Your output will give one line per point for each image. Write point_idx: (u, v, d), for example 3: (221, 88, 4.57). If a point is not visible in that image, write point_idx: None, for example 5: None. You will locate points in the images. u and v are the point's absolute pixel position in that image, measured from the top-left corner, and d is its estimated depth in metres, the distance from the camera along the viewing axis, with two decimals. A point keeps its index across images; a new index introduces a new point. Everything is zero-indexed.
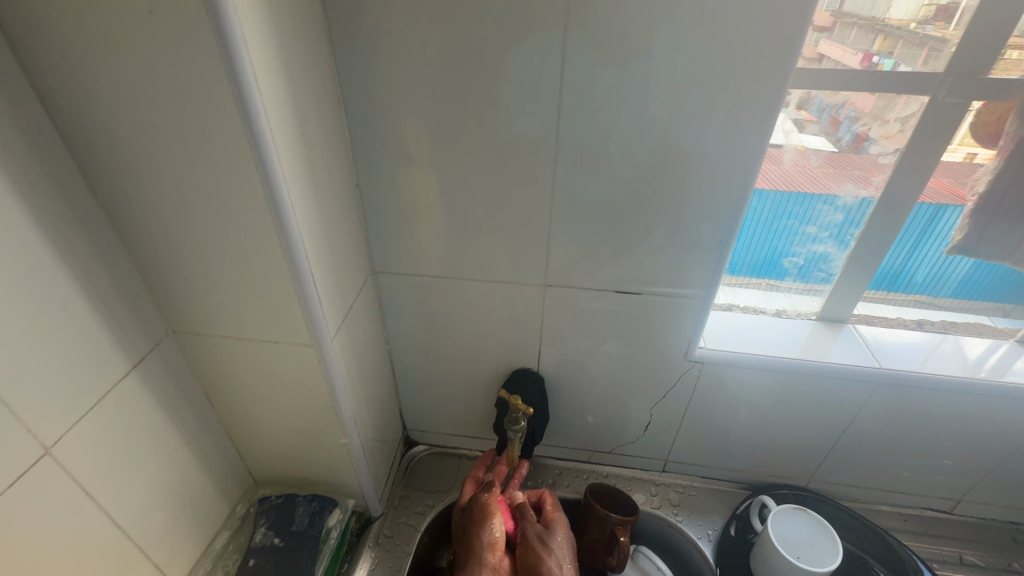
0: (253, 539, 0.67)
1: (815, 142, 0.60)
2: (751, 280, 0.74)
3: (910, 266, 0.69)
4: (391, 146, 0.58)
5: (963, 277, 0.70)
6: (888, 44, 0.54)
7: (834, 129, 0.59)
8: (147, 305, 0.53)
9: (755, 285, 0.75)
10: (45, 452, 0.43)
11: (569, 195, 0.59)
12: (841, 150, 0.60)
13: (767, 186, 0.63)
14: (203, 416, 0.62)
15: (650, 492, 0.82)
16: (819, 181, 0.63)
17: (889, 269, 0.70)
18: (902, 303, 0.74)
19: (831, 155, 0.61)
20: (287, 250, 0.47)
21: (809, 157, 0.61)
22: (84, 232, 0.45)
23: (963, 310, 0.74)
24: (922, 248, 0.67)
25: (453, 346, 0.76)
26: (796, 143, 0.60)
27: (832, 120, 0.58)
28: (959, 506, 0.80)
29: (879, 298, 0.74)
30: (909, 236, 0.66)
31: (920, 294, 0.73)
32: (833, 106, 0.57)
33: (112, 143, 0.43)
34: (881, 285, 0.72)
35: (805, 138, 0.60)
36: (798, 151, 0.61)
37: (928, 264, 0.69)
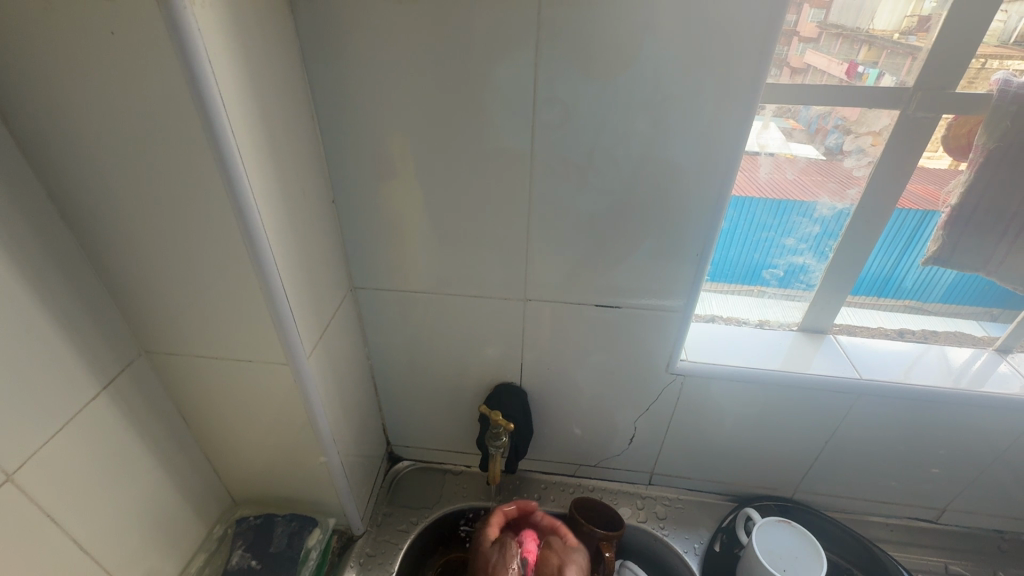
0: (229, 562, 0.65)
1: (804, 150, 0.60)
2: (741, 287, 0.75)
3: (899, 271, 0.70)
4: (368, 162, 0.58)
5: (950, 282, 0.71)
6: (873, 54, 0.55)
7: (822, 137, 0.59)
8: (118, 324, 0.52)
9: (745, 292, 0.75)
10: (7, 479, 0.42)
11: (547, 210, 0.59)
12: (825, 158, 0.61)
13: (753, 194, 0.64)
14: (178, 436, 0.61)
15: (637, 505, 0.82)
16: (806, 188, 0.63)
17: (877, 276, 0.71)
18: (892, 309, 0.75)
19: (820, 163, 0.61)
20: (259, 269, 0.47)
21: (798, 166, 0.62)
22: (51, 252, 0.44)
23: (952, 314, 0.75)
24: (908, 255, 0.68)
25: (436, 360, 0.75)
26: (784, 151, 0.60)
27: (820, 129, 0.58)
28: (944, 515, 0.80)
29: (869, 303, 0.75)
30: (897, 240, 0.66)
31: (909, 299, 0.74)
32: (820, 115, 0.57)
33: (78, 164, 0.42)
34: (870, 291, 0.73)
35: (793, 146, 0.60)
36: (788, 159, 0.61)
37: (916, 269, 0.70)
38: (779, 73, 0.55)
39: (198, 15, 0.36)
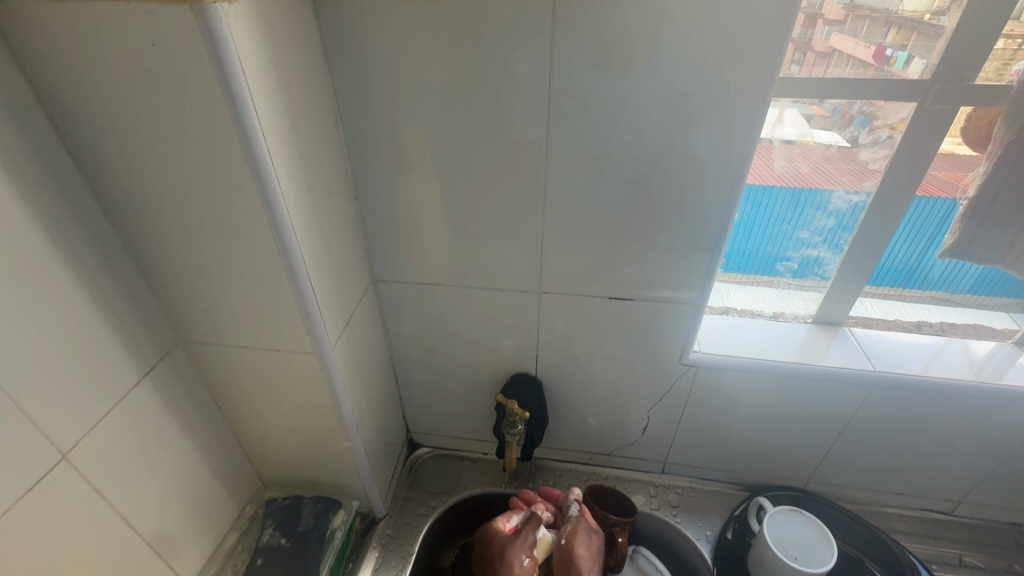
0: (261, 539, 0.69)
1: (825, 137, 0.60)
2: (761, 278, 0.74)
3: (926, 262, 0.69)
4: (388, 158, 0.60)
5: (980, 274, 0.70)
6: (902, 36, 0.54)
7: (846, 124, 0.59)
8: (155, 314, 0.55)
9: (765, 283, 0.75)
10: (62, 457, 0.46)
11: (562, 204, 0.60)
12: (849, 146, 0.60)
13: (775, 182, 0.64)
14: (212, 421, 0.64)
15: (649, 493, 0.83)
16: (830, 176, 0.62)
17: (904, 265, 0.70)
18: (918, 300, 0.74)
19: (841, 150, 0.61)
20: (287, 263, 0.49)
21: (818, 153, 0.61)
22: (94, 246, 0.47)
23: (982, 305, 0.73)
24: (934, 246, 0.67)
25: (453, 350, 0.78)
26: (805, 138, 0.60)
27: (845, 115, 0.58)
28: (959, 507, 0.79)
29: (895, 293, 0.74)
30: (923, 231, 0.65)
31: (937, 290, 0.73)
32: (845, 102, 0.57)
33: (120, 165, 0.45)
34: (897, 281, 0.72)
35: (815, 133, 0.60)
36: (808, 146, 0.61)
37: (943, 260, 0.69)
38: (802, 59, 0.54)
39: (232, 26, 0.38)
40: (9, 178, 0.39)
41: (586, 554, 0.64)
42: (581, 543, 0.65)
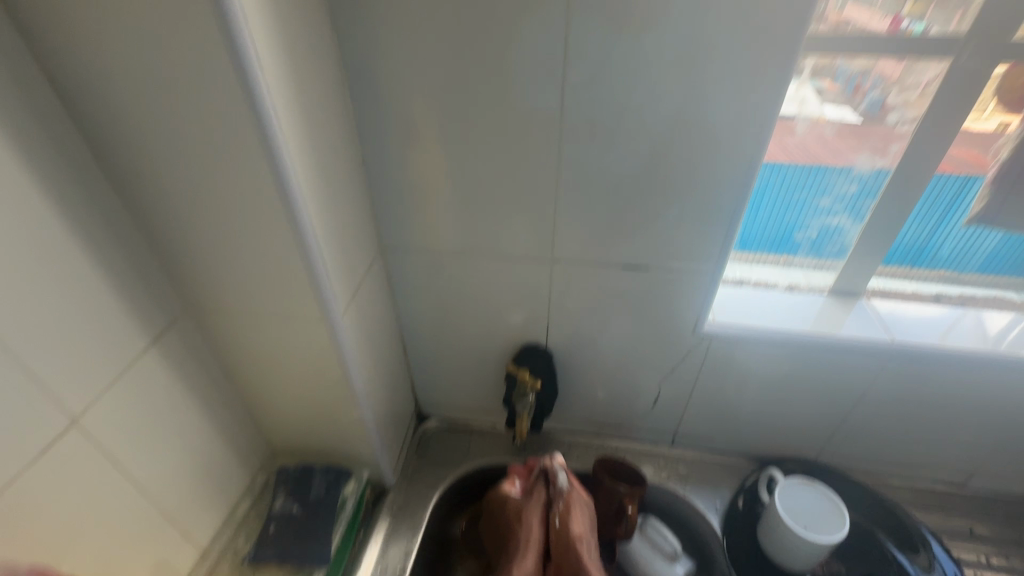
0: (273, 507, 0.69)
1: (837, 112, 0.58)
2: (766, 255, 0.72)
3: (936, 240, 0.67)
4: (395, 121, 0.58)
5: (991, 252, 0.68)
6: (920, 7, 0.52)
7: (858, 98, 0.57)
8: (161, 281, 0.54)
9: (769, 261, 0.73)
10: (72, 423, 0.45)
11: (575, 169, 0.59)
12: (863, 120, 0.59)
13: (784, 158, 0.62)
14: (221, 389, 0.64)
15: (659, 464, 0.83)
16: (840, 152, 0.61)
17: (912, 244, 0.68)
18: (924, 280, 0.72)
19: (855, 126, 0.59)
20: (294, 227, 0.48)
21: (830, 129, 0.60)
22: (96, 210, 0.46)
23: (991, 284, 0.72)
24: (947, 222, 0.65)
25: (462, 321, 0.76)
26: (817, 114, 0.59)
27: (858, 89, 0.57)
28: (972, 479, 0.79)
29: (901, 273, 0.72)
30: (933, 210, 0.64)
31: (944, 269, 0.71)
32: (858, 74, 0.56)
33: (120, 123, 0.44)
34: (903, 260, 0.71)
35: (826, 108, 0.58)
36: (820, 121, 0.59)
37: (952, 239, 0.67)
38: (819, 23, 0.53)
39: None
40: (6, 136, 0.38)
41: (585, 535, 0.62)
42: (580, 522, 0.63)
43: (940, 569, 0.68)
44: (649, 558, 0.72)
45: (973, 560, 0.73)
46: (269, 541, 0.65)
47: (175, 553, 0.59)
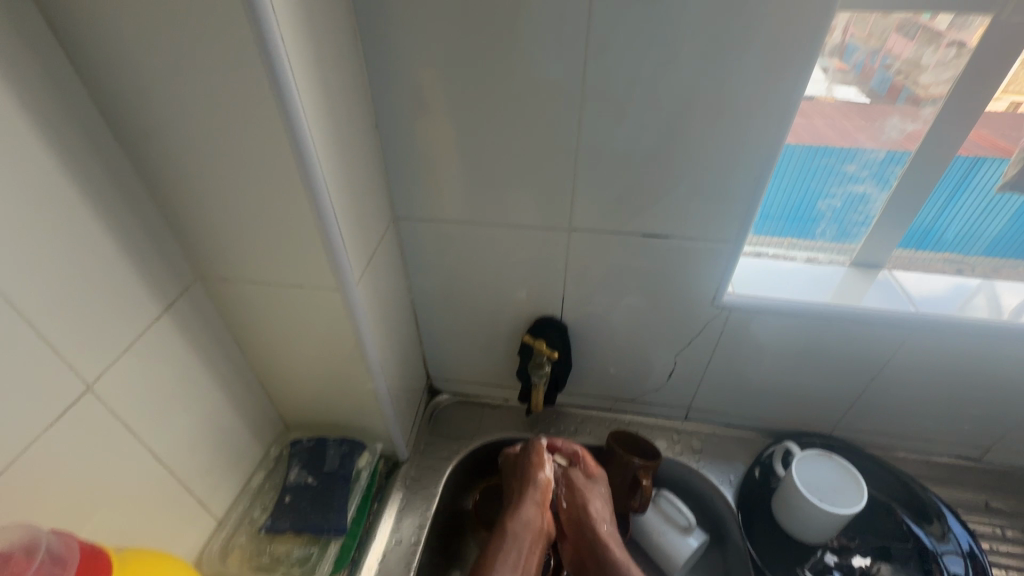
0: (287, 478, 0.69)
1: (846, 93, 0.59)
2: (772, 237, 0.72)
3: (942, 222, 0.67)
4: (410, 83, 0.56)
5: (997, 236, 0.67)
6: None
7: (867, 79, 0.58)
8: (173, 248, 0.53)
9: (775, 244, 0.72)
10: (86, 388, 0.44)
11: (595, 133, 0.57)
12: (873, 100, 0.59)
13: (793, 139, 0.62)
14: (234, 360, 0.63)
15: (672, 439, 0.83)
16: (847, 134, 0.61)
17: (919, 226, 0.68)
18: (929, 265, 0.71)
19: (863, 106, 0.59)
20: (309, 189, 0.47)
21: (839, 110, 0.60)
22: (106, 171, 0.45)
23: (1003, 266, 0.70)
24: (956, 203, 0.65)
25: (476, 295, 0.75)
26: (826, 95, 0.59)
27: (866, 70, 0.57)
28: (988, 454, 0.78)
29: (906, 259, 0.71)
30: (942, 192, 0.64)
31: (949, 253, 0.70)
32: (867, 54, 0.56)
33: (129, 79, 0.42)
34: (910, 243, 0.70)
35: (835, 90, 0.59)
36: (828, 102, 0.59)
37: (959, 220, 0.66)
38: None
39: None
40: (14, 87, 0.37)
41: (601, 511, 0.64)
42: (595, 498, 0.65)
43: (954, 539, 0.68)
44: (663, 530, 0.72)
45: (987, 533, 0.73)
46: (285, 511, 0.65)
47: (192, 522, 0.59)
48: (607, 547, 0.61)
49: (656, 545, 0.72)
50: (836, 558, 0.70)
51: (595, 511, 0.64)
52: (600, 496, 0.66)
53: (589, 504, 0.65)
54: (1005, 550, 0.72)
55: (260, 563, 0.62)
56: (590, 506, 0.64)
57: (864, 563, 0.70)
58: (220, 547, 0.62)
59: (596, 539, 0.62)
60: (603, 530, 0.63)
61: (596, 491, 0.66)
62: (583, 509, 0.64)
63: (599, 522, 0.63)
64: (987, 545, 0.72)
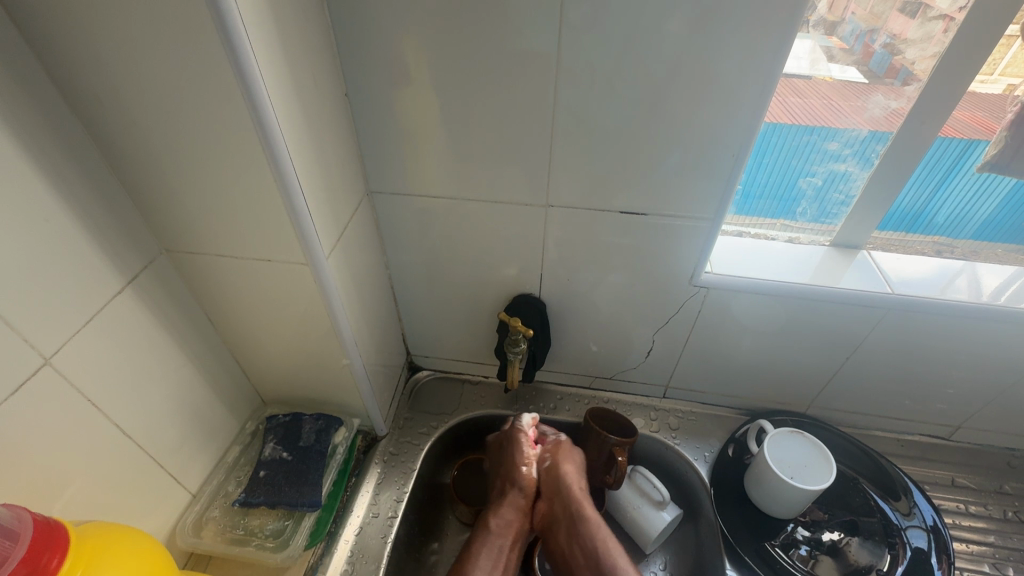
0: (263, 453, 0.69)
1: (844, 73, 0.60)
2: (764, 220, 0.71)
3: (933, 205, 0.67)
4: (381, 51, 0.54)
5: (987, 218, 0.67)
6: None
7: (865, 57, 0.59)
8: (136, 221, 0.51)
9: (764, 226, 0.72)
10: (45, 362, 0.43)
11: (573, 108, 0.55)
12: (871, 81, 0.59)
13: (786, 120, 0.61)
14: (205, 336, 0.62)
15: (650, 416, 0.84)
16: (841, 112, 0.61)
17: (909, 209, 0.67)
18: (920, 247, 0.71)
19: (860, 86, 0.60)
20: (273, 162, 0.45)
21: (834, 90, 0.60)
22: (59, 138, 0.43)
23: (985, 248, 0.70)
24: (948, 185, 0.64)
25: (455, 272, 0.74)
26: (824, 74, 0.59)
27: (865, 48, 0.58)
28: (957, 432, 0.80)
29: (896, 240, 0.71)
30: (932, 174, 0.63)
31: (939, 235, 0.70)
32: (866, 32, 0.57)
33: (77, 42, 0.40)
34: (899, 225, 0.69)
35: (836, 69, 0.59)
36: (826, 82, 0.60)
37: (951, 203, 0.66)
38: None
39: None
40: None
41: (574, 471, 0.69)
42: (569, 461, 0.70)
43: (919, 514, 0.71)
44: (638, 504, 0.73)
45: (952, 508, 0.75)
46: (259, 485, 0.66)
47: (165, 496, 0.59)
48: (582, 505, 0.65)
49: (629, 519, 0.73)
50: (806, 533, 0.72)
51: (568, 470, 0.69)
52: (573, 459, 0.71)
53: (563, 463, 0.69)
54: (967, 524, 0.74)
55: (234, 536, 0.63)
56: (563, 467, 0.69)
57: (831, 537, 0.71)
58: (194, 521, 0.63)
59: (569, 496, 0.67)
60: (578, 488, 0.67)
61: (570, 453, 0.71)
62: (558, 470, 0.69)
63: (570, 482, 0.67)
64: (949, 520, 0.74)
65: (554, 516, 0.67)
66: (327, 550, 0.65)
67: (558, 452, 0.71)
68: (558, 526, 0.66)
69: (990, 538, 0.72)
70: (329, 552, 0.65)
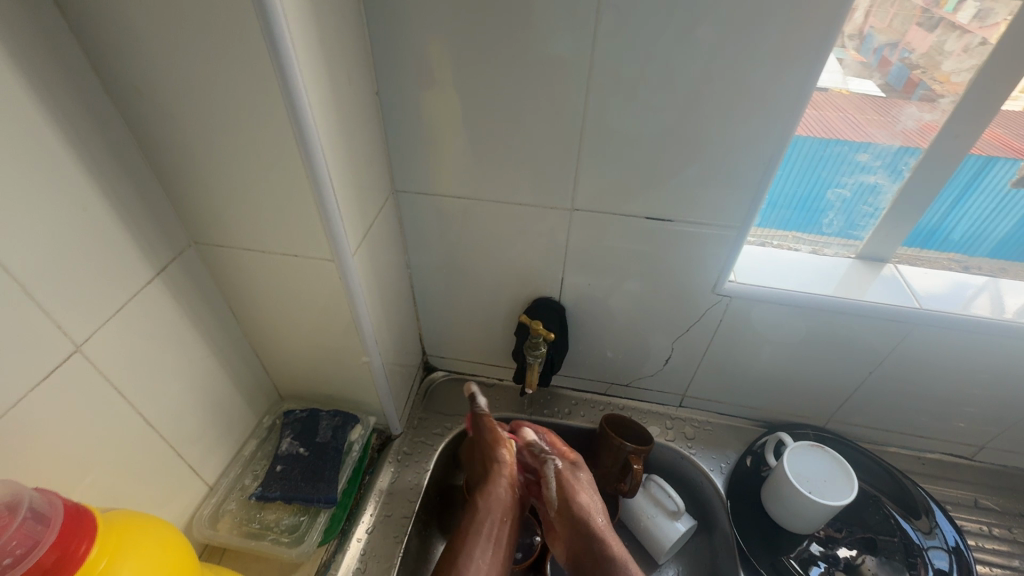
0: (280, 448, 0.69)
1: (862, 85, 0.58)
2: (777, 232, 0.71)
3: (949, 221, 0.66)
4: (413, 53, 0.54)
5: (1006, 236, 0.65)
6: None
7: (883, 71, 0.58)
8: (168, 213, 0.52)
9: (788, 237, 0.71)
10: (76, 349, 0.44)
11: (602, 113, 0.55)
12: (888, 95, 0.59)
13: (804, 132, 0.60)
14: (228, 330, 0.63)
15: (666, 425, 0.83)
16: (859, 128, 0.60)
17: (926, 225, 0.67)
18: (936, 264, 0.70)
19: (878, 99, 0.59)
20: (306, 159, 0.46)
21: (853, 103, 0.59)
22: (96, 128, 0.43)
23: (1012, 265, 0.68)
24: (965, 202, 0.63)
25: (476, 274, 0.74)
26: (841, 87, 0.58)
27: (883, 62, 0.57)
28: (980, 452, 0.79)
29: (911, 256, 0.70)
30: (950, 191, 0.62)
31: (955, 253, 0.69)
32: (885, 46, 0.56)
33: (122, 36, 0.40)
34: (915, 241, 0.69)
35: (851, 81, 0.58)
36: (842, 95, 0.59)
37: (969, 219, 0.65)
38: None
39: None
40: (10, 47, 0.36)
41: (591, 503, 0.65)
42: (584, 492, 0.65)
43: (941, 535, 0.69)
44: (652, 513, 0.73)
45: (974, 530, 0.74)
46: (275, 480, 0.66)
47: (183, 487, 0.59)
48: (605, 544, 0.62)
49: (642, 528, 0.73)
50: (821, 549, 0.71)
51: (584, 508, 0.64)
52: (586, 486, 0.67)
53: (578, 499, 0.64)
54: (990, 547, 0.72)
55: (250, 529, 0.63)
56: (578, 499, 0.65)
57: (848, 554, 0.70)
58: (210, 513, 0.63)
59: (590, 536, 0.63)
60: (599, 525, 0.63)
61: (582, 481, 0.67)
62: (574, 504, 0.64)
63: (587, 508, 0.64)
64: (972, 542, 0.72)
65: (577, 554, 0.64)
66: (339, 548, 0.65)
67: (569, 480, 0.66)
68: (583, 566, 0.63)
69: (1014, 562, 0.70)
70: (341, 550, 0.65)
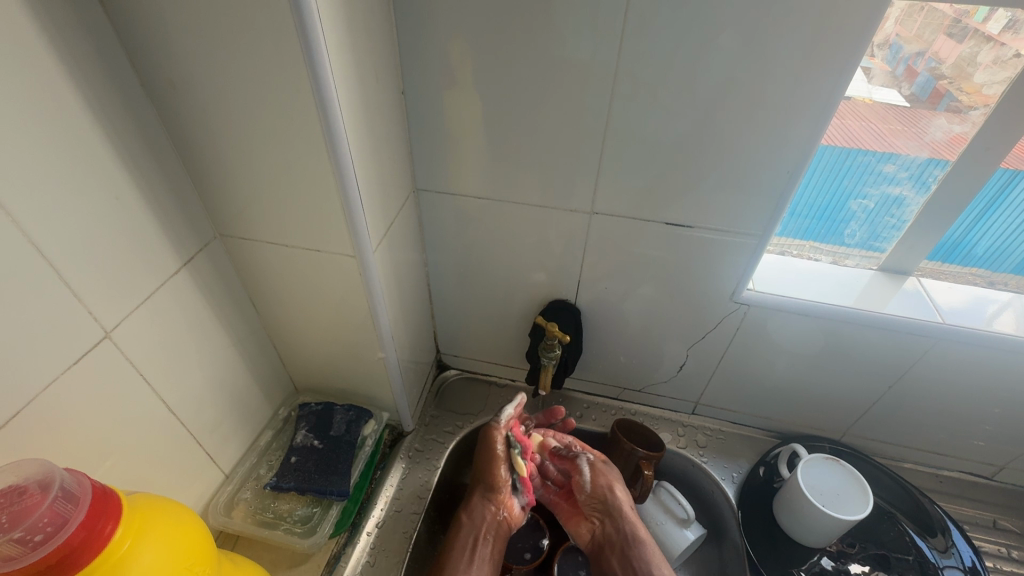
0: (294, 439, 0.70)
1: (888, 95, 0.57)
2: (796, 241, 0.70)
3: (973, 235, 0.64)
4: (439, 55, 0.55)
5: None
6: None
7: (909, 81, 0.56)
8: (195, 205, 0.53)
9: (809, 247, 0.71)
10: (105, 335, 0.45)
11: (625, 118, 0.55)
12: (913, 105, 0.57)
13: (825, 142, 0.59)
14: (249, 321, 0.64)
15: (677, 432, 0.82)
16: (883, 139, 0.59)
17: (949, 239, 0.65)
18: (959, 279, 0.69)
19: (903, 110, 0.58)
20: (333, 157, 0.46)
21: (877, 112, 0.58)
22: (131, 119, 0.45)
23: None
24: (991, 217, 0.62)
25: (492, 274, 0.75)
26: (866, 96, 0.57)
27: (909, 71, 0.56)
28: (1001, 472, 0.77)
29: (934, 270, 0.69)
30: (976, 205, 0.61)
31: (978, 268, 0.67)
32: (912, 55, 0.55)
33: (160, 33, 0.42)
34: (937, 255, 0.67)
35: (876, 91, 0.57)
36: (866, 104, 0.57)
37: (995, 234, 0.63)
38: None
39: None
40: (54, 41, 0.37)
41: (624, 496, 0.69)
42: (619, 485, 0.70)
43: (956, 555, 0.68)
44: (661, 520, 0.72)
45: (992, 551, 0.72)
46: (290, 470, 0.67)
47: (200, 473, 0.60)
48: (638, 533, 0.67)
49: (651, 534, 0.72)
50: (833, 564, 0.70)
51: (618, 493, 0.69)
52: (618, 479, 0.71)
53: (613, 484, 0.69)
54: (1008, 569, 0.70)
55: (264, 518, 0.64)
56: (614, 491, 0.69)
57: (859, 570, 0.69)
58: (226, 500, 0.64)
59: (621, 519, 0.68)
60: (630, 510, 0.68)
61: (614, 474, 0.71)
62: (611, 494, 0.69)
63: (622, 500, 0.68)
64: (989, 563, 0.71)
65: (606, 538, 0.68)
66: (349, 541, 0.66)
67: (604, 473, 0.71)
68: (608, 551, 0.68)
69: None
70: (352, 542, 0.66)
